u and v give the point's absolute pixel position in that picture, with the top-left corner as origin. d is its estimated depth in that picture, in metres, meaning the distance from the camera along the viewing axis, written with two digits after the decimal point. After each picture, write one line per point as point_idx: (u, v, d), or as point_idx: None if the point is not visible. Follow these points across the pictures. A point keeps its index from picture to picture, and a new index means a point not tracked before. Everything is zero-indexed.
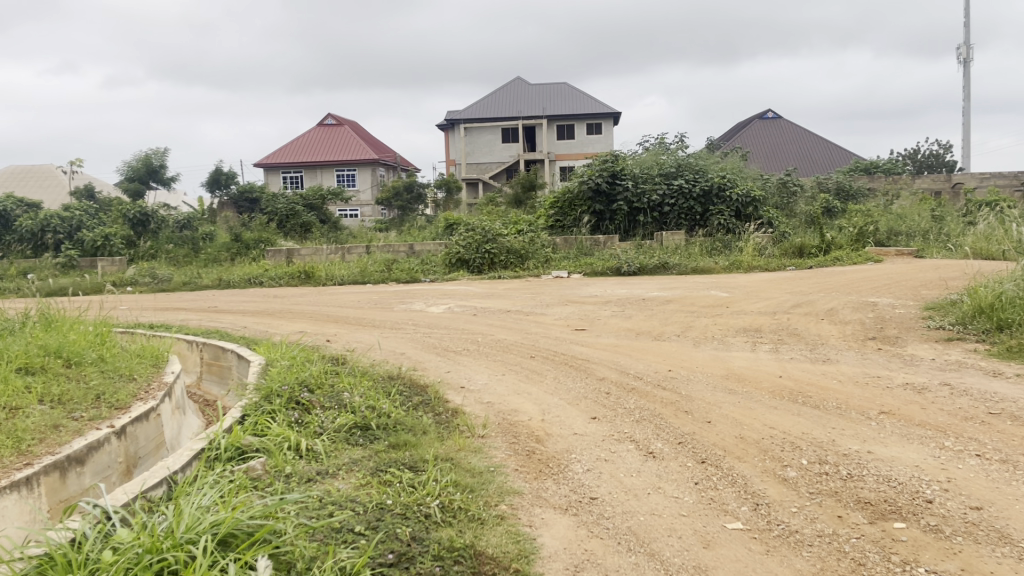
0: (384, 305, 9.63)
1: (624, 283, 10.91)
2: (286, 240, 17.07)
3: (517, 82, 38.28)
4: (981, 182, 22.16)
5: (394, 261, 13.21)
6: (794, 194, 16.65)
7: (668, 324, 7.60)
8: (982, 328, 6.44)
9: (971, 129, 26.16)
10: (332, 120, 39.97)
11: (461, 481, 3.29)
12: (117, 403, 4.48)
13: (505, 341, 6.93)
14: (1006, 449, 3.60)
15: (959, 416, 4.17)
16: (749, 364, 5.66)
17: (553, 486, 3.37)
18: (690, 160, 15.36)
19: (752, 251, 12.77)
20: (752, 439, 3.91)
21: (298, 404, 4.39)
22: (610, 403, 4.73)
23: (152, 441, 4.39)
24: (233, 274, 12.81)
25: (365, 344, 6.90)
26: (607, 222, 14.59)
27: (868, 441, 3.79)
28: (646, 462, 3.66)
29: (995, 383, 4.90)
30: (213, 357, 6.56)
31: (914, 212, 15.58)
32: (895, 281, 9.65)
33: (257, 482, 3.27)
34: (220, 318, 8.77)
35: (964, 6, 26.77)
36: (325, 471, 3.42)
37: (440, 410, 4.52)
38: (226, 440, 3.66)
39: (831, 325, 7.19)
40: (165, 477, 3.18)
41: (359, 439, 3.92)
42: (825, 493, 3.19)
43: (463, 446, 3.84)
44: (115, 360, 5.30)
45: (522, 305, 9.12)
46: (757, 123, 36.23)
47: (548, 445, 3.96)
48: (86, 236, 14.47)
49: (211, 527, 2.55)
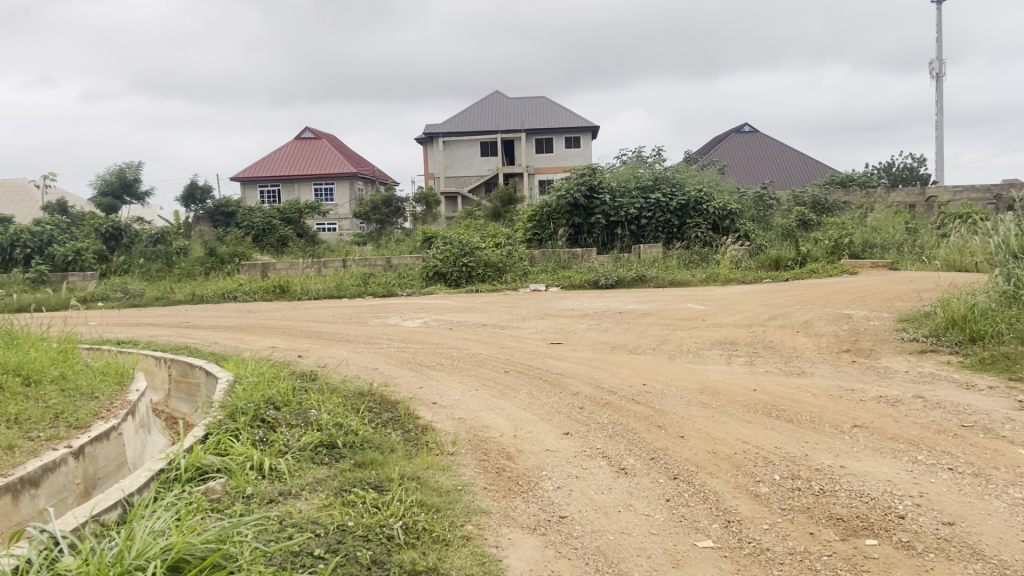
0: (359, 319, 9.52)
1: (601, 296, 10.89)
2: (262, 254, 16.91)
3: (495, 96, 38.37)
4: (954, 195, 22.43)
5: (371, 275, 13.11)
6: (770, 207, 16.77)
7: (645, 337, 7.56)
8: (954, 339, 6.46)
9: (943, 143, 26.57)
10: (310, 133, 39.84)
11: (426, 500, 3.20)
12: (76, 422, 4.35)
13: (480, 356, 6.85)
14: (979, 462, 3.57)
15: (932, 429, 4.15)
16: (724, 378, 5.63)
17: (521, 504, 3.30)
18: (667, 173, 15.41)
19: (730, 264, 12.81)
20: (725, 454, 3.87)
21: (264, 422, 4.30)
22: (583, 419, 4.67)
23: (113, 461, 4.27)
24: (207, 289, 12.63)
25: (337, 359, 6.80)
26: (585, 236, 14.58)
27: (842, 455, 3.75)
28: (617, 479, 3.60)
29: (969, 395, 4.89)
30: (181, 374, 6.43)
31: (889, 225, 15.72)
32: (871, 293, 9.70)
33: (216, 504, 3.17)
34: (191, 333, 8.62)
35: (936, 22, 27.24)
36: (287, 492, 3.33)
37: (410, 427, 4.44)
38: (187, 460, 3.55)
39: (806, 337, 7.19)
40: (119, 499, 3.07)
41: (325, 458, 3.83)
42: (797, 509, 3.13)
43: (431, 464, 3.77)
44: (77, 377, 5.16)
45: (498, 319, 9.06)
46: (734, 137, 36.53)
47: (518, 462, 3.89)
48: (57, 250, 14.25)
49: (160, 552, 2.46)
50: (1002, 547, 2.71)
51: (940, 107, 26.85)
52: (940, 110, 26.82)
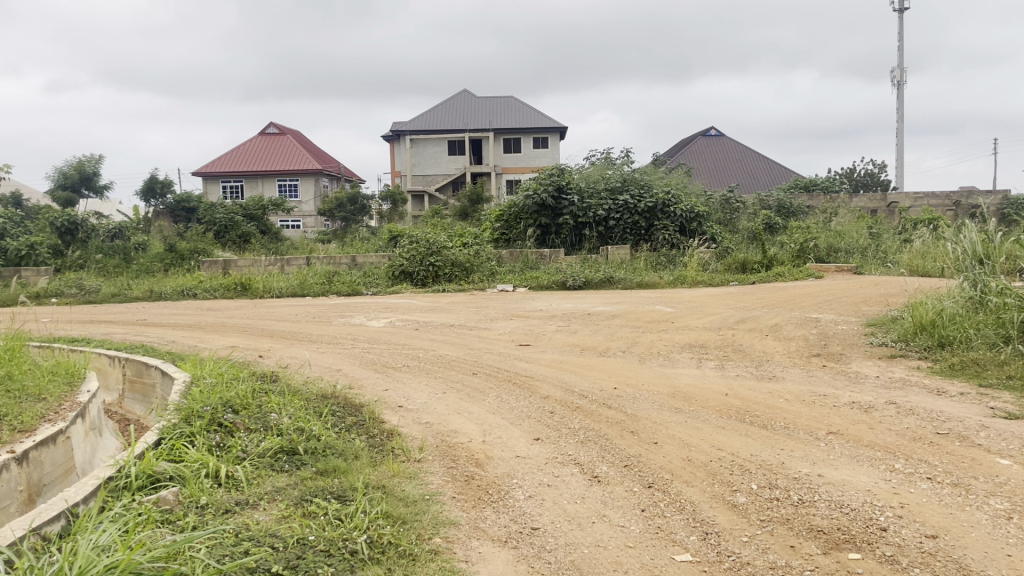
0: (323, 319, 9.29)
1: (570, 297, 10.81)
2: (223, 251, 16.55)
3: (463, 94, 38.13)
4: (915, 202, 22.73)
5: (335, 273, 12.85)
6: (736, 211, 16.84)
7: (614, 340, 7.46)
8: (923, 345, 6.46)
9: (903, 150, 27.03)
10: (275, 129, 39.36)
11: (392, 512, 3.04)
12: (21, 425, 4.11)
13: (447, 357, 6.69)
14: (957, 471, 3.52)
15: (908, 436, 4.10)
16: (695, 382, 5.54)
17: (492, 515, 3.16)
18: (635, 175, 15.39)
19: (697, 267, 12.79)
20: (700, 461, 3.77)
21: (221, 426, 4.10)
22: (554, 423, 4.55)
23: (60, 466, 4.04)
24: (165, 286, 12.28)
25: (299, 360, 6.59)
26: (553, 236, 14.41)
27: (819, 463, 3.67)
28: (590, 487, 3.48)
29: (940, 401, 4.86)
30: (135, 374, 6.17)
31: (853, 229, 15.85)
32: (838, 297, 9.73)
33: (167, 515, 2.98)
34: (147, 332, 8.32)
35: (898, 32, 27.72)
36: (245, 501, 3.15)
37: (375, 432, 4.27)
38: (137, 467, 3.35)
39: (776, 341, 7.14)
40: (63, 509, 2.87)
41: (285, 465, 3.65)
42: (776, 520, 3.04)
43: (396, 472, 3.61)
44: (23, 377, 4.91)
45: (465, 320, 8.89)
46: (700, 140, 36.77)
47: (488, 469, 3.76)
48: (10, 245, 13.74)
49: (104, 570, 2.29)
50: (988, 562, 2.64)
51: (901, 115, 27.29)
52: (900, 117, 27.27)
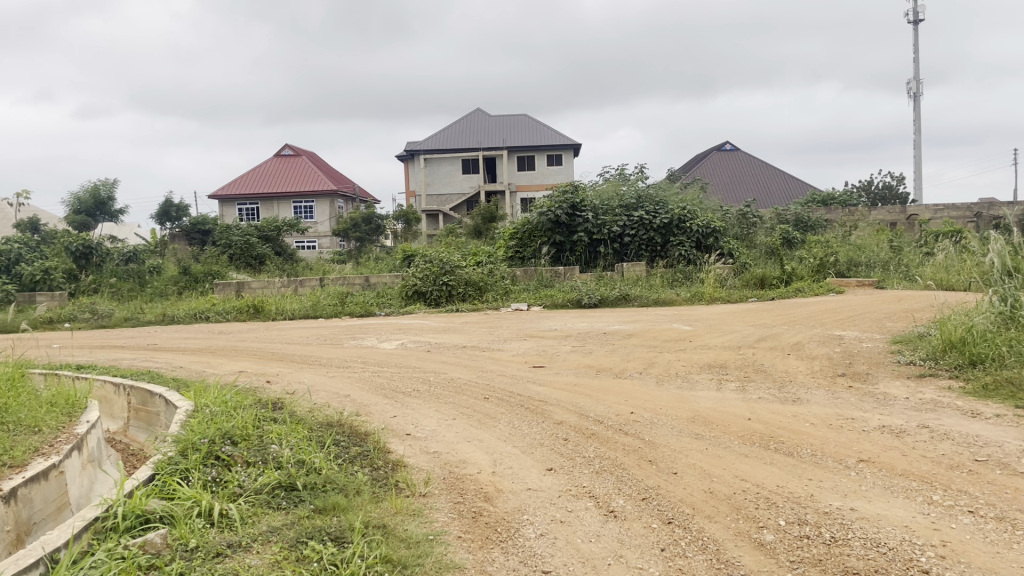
0: (333, 341, 9.10)
1: (585, 316, 10.58)
2: (238, 273, 16.49)
3: (476, 113, 38.16)
4: (935, 214, 22.39)
5: (348, 294, 12.70)
6: (754, 225, 16.58)
7: (630, 360, 7.23)
8: (953, 362, 6.16)
9: (920, 161, 26.67)
10: (290, 151, 39.58)
11: (392, 555, 2.85)
12: (12, 460, 3.94)
13: (458, 381, 6.48)
14: (1000, 503, 3.27)
15: (944, 464, 3.84)
16: (715, 405, 5.29)
17: (500, 557, 2.95)
18: (650, 191, 15.21)
19: (714, 282, 12.55)
20: (722, 494, 3.54)
21: (218, 459, 3.89)
22: (567, 452, 4.33)
23: (52, 503, 3.88)
24: (178, 309, 12.17)
25: (305, 386, 6.39)
26: (568, 254, 14.21)
27: (851, 495, 3.43)
28: (606, 524, 3.26)
29: (976, 425, 4.59)
30: (140, 402, 6.00)
31: (873, 243, 15.53)
32: (862, 312, 9.45)
33: (151, 561, 2.79)
34: (157, 357, 8.16)
35: (914, 45, 27.51)
36: (237, 543, 2.96)
37: (379, 464, 4.08)
38: (126, 507, 3.15)
39: (799, 360, 6.89)
40: (42, 556, 2.69)
41: (282, 502, 3.46)
42: (807, 562, 2.81)
43: (399, 509, 3.42)
44: (19, 409, 4.73)
45: (478, 340, 8.69)
46: (715, 155, 36.61)
47: (498, 504, 3.55)
48: (24, 270, 13.64)
49: None
50: None
51: (918, 126, 27.04)
52: (917, 129, 27.00)
